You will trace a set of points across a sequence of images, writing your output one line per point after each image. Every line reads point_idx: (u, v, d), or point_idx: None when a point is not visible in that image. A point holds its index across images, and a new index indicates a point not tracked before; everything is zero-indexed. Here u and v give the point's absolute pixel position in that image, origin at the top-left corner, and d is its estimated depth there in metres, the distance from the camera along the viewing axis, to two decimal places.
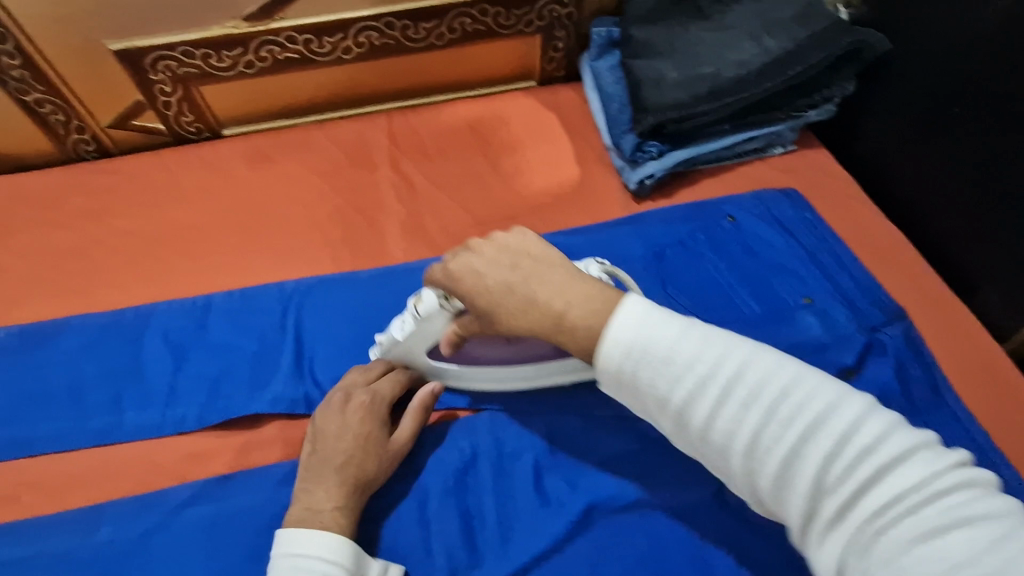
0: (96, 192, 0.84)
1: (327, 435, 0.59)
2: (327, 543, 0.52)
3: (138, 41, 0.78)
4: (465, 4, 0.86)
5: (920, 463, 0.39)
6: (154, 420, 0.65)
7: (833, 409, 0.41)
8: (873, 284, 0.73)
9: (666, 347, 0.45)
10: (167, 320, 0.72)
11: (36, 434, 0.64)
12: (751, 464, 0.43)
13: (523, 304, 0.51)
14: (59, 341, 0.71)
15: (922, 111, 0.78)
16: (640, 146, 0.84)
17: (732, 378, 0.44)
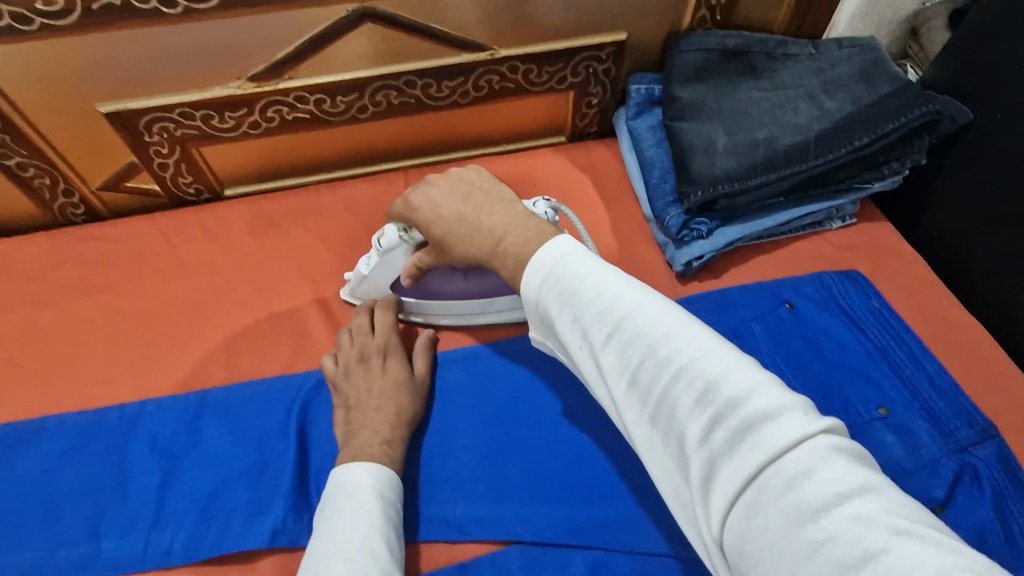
0: (83, 265, 0.76)
1: (356, 382, 0.63)
2: (374, 471, 0.55)
3: (132, 102, 0.71)
4: (495, 62, 0.77)
5: (794, 424, 0.35)
6: (136, 550, 0.57)
7: (713, 361, 0.39)
8: (959, 391, 0.64)
9: (566, 280, 0.45)
10: (157, 423, 0.64)
11: (2, 566, 0.56)
12: (628, 407, 0.41)
13: (462, 228, 0.54)
14: (35, 447, 0.63)
15: (1005, 197, 0.69)
16: (687, 223, 0.75)
17: (619, 319, 0.42)
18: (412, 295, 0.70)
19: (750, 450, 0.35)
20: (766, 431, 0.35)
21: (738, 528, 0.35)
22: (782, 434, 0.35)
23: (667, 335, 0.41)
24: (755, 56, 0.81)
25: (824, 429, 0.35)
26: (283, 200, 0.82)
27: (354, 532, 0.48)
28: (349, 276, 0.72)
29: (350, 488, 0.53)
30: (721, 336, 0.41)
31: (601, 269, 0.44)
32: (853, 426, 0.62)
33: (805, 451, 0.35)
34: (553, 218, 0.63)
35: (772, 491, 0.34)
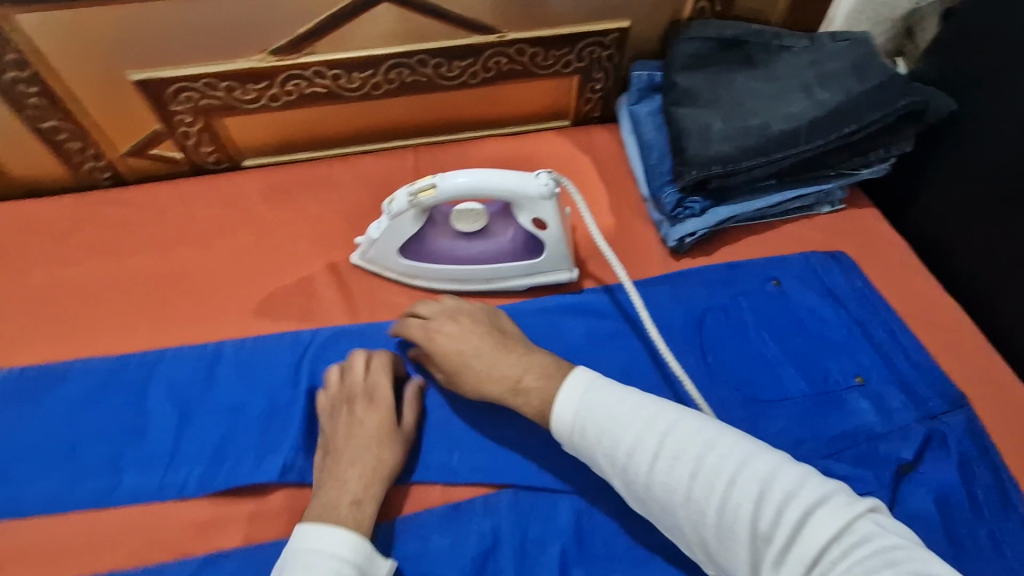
0: (108, 225, 0.80)
1: (337, 434, 0.61)
2: (339, 541, 0.52)
3: (160, 71, 0.75)
4: (503, 45, 0.81)
5: (837, 507, 0.44)
6: (154, 482, 0.61)
7: (752, 464, 0.48)
8: (934, 366, 0.67)
9: (603, 410, 0.54)
10: (174, 370, 0.68)
11: (29, 493, 0.60)
12: (694, 515, 0.48)
13: (482, 369, 0.61)
14: (61, 388, 0.67)
15: (987, 185, 0.73)
16: (681, 202, 0.79)
17: (663, 439, 0.51)
18: (418, 262, 0.73)
19: (812, 535, 0.43)
20: (820, 518, 0.44)
21: None
22: (832, 517, 0.43)
23: (706, 447, 0.50)
24: (752, 47, 0.85)
25: (861, 506, 0.44)
26: (298, 171, 0.86)
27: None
28: (358, 241, 0.76)
29: (310, 558, 0.50)
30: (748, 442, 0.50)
31: (633, 397, 0.54)
32: (831, 395, 0.66)
33: (852, 527, 0.43)
34: (554, 191, 0.66)
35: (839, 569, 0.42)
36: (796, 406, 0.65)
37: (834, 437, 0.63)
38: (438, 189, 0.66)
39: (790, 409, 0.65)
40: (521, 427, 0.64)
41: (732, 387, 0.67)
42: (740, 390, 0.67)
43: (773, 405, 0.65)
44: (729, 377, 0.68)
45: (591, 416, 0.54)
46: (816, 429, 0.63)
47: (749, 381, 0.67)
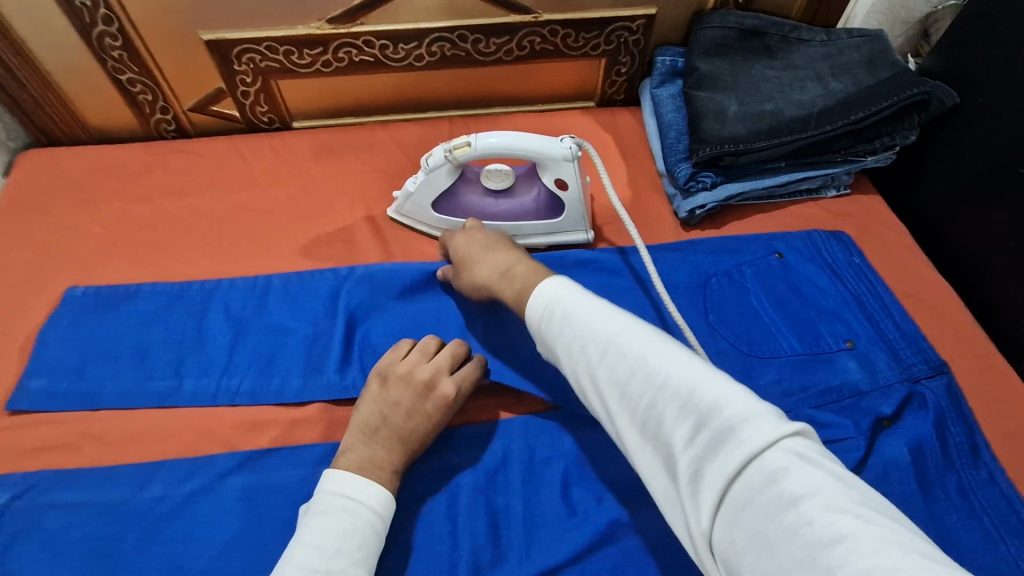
0: (172, 170, 0.89)
1: (399, 406, 0.62)
2: (371, 492, 0.56)
3: (229, 34, 0.84)
4: (537, 25, 0.88)
5: (766, 428, 0.41)
6: (210, 388, 0.69)
7: (690, 374, 0.46)
8: (921, 336, 0.73)
9: (568, 307, 0.56)
10: (230, 295, 0.76)
11: (104, 389, 0.69)
12: (624, 416, 0.49)
13: (483, 255, 0.70)
14: (129, 304, 0.75)
15: (983, 173, 0.78)
16: (694, 175, 0.85)
17: (612, 340, 0.51)
18: (448, 216, 0.82)
19: (729, 449, 0.41)
20: (742, 435, 0.41)
21: (724, 520, 0.41)
22: (752, 436, 0.41)
23: (649, 352, 0.49)
24: (771, 38, 0.91)
25: (794, 431, 0.41)
26: (344, 134, 0.94)
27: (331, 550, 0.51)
28: (395, 196, 0.84)
29: (333, 496, 0.55)
30: (698, 356, 0.49)
31: (595, 302, 0.55)
32: (821, 354, 0.72)
33: (780, 451, 0.41)
34: (576, 154, 0.75)
35: (751, 488, 0.40)
36: (788, 363, 0.71)
37: (821, 391, 0.68)
38: (472, 147, 0.74)
39: (783, 365, 0.71)
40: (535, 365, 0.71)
41: (731, 343, 0.73)
42: (739, 346, 0.72)
43: (767, 361, 0.71)
44: (729, 335, 0.74)
45: (556, 312, 0.56)
46: (804, 383, 0.69)
47: (748, 338, 0.73)
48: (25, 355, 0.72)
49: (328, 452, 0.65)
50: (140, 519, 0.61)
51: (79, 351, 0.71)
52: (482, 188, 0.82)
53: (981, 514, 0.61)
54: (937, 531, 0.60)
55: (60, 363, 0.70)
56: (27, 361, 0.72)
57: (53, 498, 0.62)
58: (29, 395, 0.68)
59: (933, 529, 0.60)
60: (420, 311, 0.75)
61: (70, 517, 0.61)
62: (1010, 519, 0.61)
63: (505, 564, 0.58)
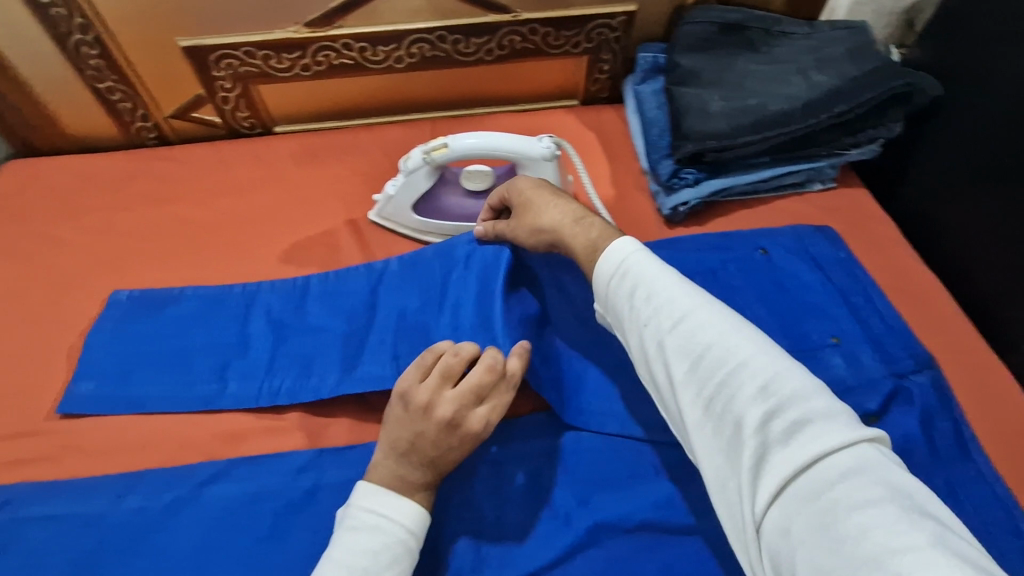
0: (153, 178, 0.89)
1: (425, 438, 0.56)
2: (405, 509, 0.54)
3: (205, 39, 0.83)
4: (517, 23, 0.88)
5: (843, 430, 0.43)
6: (253, 391, 0.68)
7: (769, 363, 0.47)
8: (907, 331, 0.73)
9: (641, 273, 0.56)
10: (272, 298, 0.76)
11: (149, 394, 0.68)
12: (688, 390, 0.49)
13: (550, 201, 0.68)
14: (171, 308, 0.75)
15: (969, 164, 0.77)
16: (677, 172, 0.85)
17: (689, 314, 0.51)
18: (430, 218, 0.81)
19: (807, 439, 0.43)
20: (822, 430, 0.43)
21: (783, 510, 0.42)
22: (828, 434, 0.43)
23: (726, 333, 0.50)
24: (753, 32, 0.90)
25: (870, 438, 0.43)
26: (325, 137, 0.93)
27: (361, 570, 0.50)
28: (377, 199, 0.84)
29: (365, 512, 0.54)
30: (775, 346, 0.50)
31: (669, 273, 0.55)
32: (807, 351, 0.71)
33: (853, 453, 0.42)
34: (554, 153, 0.76)
35: (820, 481, 0.42)
36: None
37: None
38: (449, 148, 0.75)
39: None
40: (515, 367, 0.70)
41: None
42: None
43: None
44: None
45: (627, 279, 0.56)
46: None
47: None
48: (33, 362, 0.72)
49: (308, 459, 0.64)
50: (119, 530, 0.60)
51: (124, 356, 0.71)
52: (464, 189, 0.81)
53: (969, 511, 0.60)
54: None
55: (107, 366, 0.70)
56: (76, 364, 0.71)
57: (32, 511, 0.61)
58: (79, 400, 0.68)
59: None
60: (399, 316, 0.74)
61: (49, 530, 0.60)
62: (998, 515, 0.60)
63: (486, 569, 0.58)
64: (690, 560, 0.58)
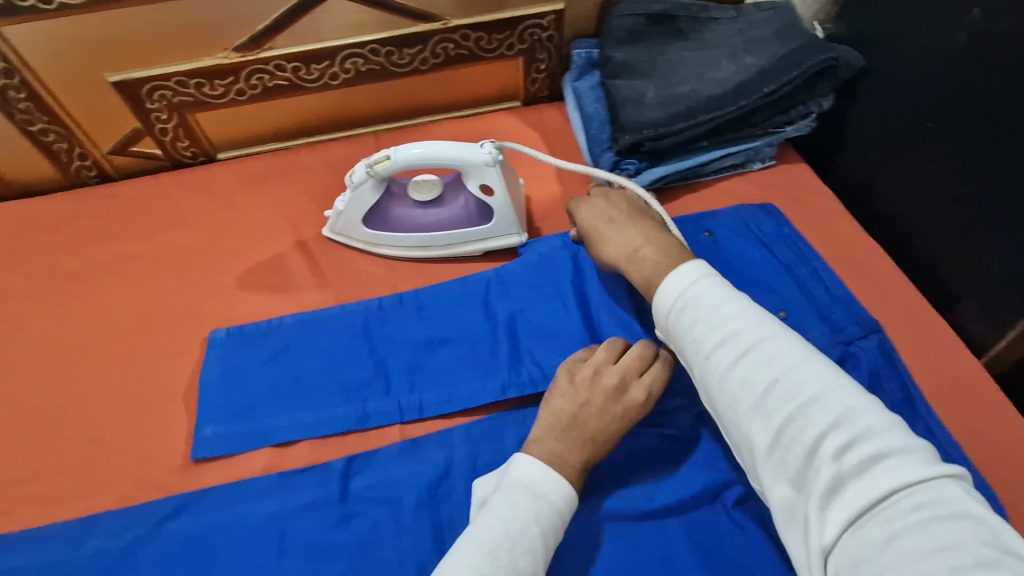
0: (96, 216, 0.88)
1: (591, 407, 0.59)
2: (559, 487, 0.55)
3: (135, 72, 0.83)
4: (447, 31, 0.88)
5: (919, 466, 0.44)
6: (392, 407, 0.68)
7: (840, 395, 0.48)
8: (851, 297, 0.74)
9: (705, 301, 0.56)
10: (378, 318, 0.75)
11: (278, 424, 0.68)
12: (757, 421, 0.51)
13: (608, 231, 0.70)
14: (277, 338, 0.74)
15: (897, 129, 0.79)
16: (618, 164, 0.86)
17: (758, 344, 0.52)
18: (380, 231, 0.81)
19: (882, 472, 0.44)
20: (897, 463, 0.44)
21: (855, 542, 0.43)
22: (902, 469, 0.44)
23: (795, 364, 0.51)
24: (681, 20, 0.92)
25: (948, 473, 0.44)
26: (268, 160, 0.93)
27: (512, 538, 0.51)
28: (328, 216, 0.83)
29: (520, 485, 0.55)
30: (845, 376, 0.51)
31: (735, 300, 0.56)
32: None
33: (929, 488, 0.43)
34: (497, 158, 0.75)
35: (898, 513, 0.42)
36: None
37: None
38: (392, 160, 0.75)
39: None
40: (470, 371, 0.70)
41: None
42: None
43: None
44: None
45: (690, 308, 0.57)
46: None
47: None
48: None
49: (267, 485, 0.64)
50: None
51: (242, 393, 0.70)
52: (412, 200, 0.81)
53: None
54: None
55: (227, 406, 0.69)
56: (195, 407, 0.70)
57: None
58: (208, 443, 0.67)
59: None
60: (354, 335, 0.74)
61: None
62: None
63: None
64: (653, 547, 0.59)
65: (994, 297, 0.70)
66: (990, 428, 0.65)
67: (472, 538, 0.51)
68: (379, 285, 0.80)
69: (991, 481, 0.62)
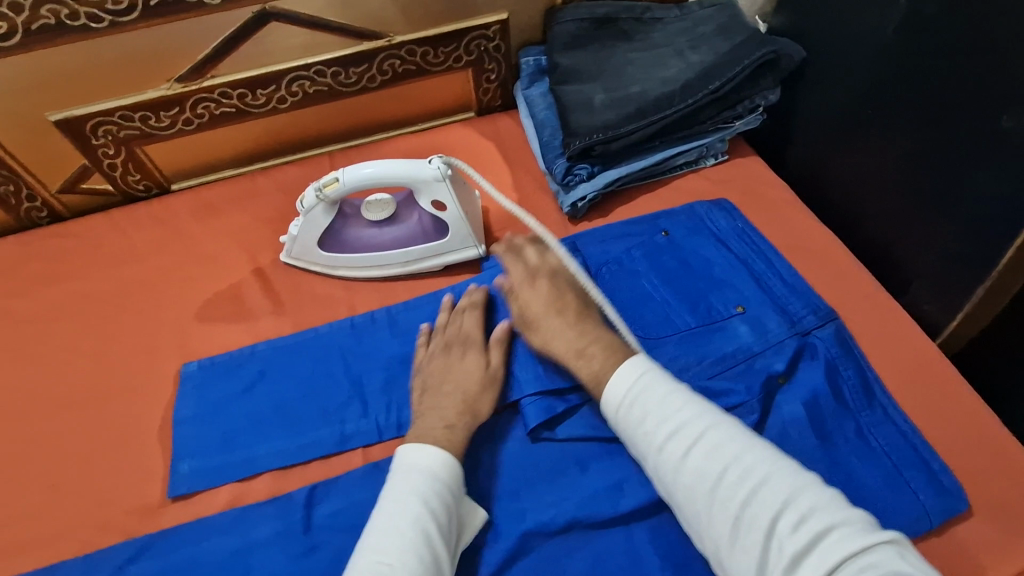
0: (48, 258, 0.86)
1: (432, 375, 0.68)
2: (431, 453, 0.59)
3: (77, 110, 0.82)
4: (392, 48, 0.88)
5: (865, 534, 0.45)
6: (372, 426, 0.68)
7: (783, 474, 0.51)
8: (807, 287, 0.74)
9: (650, 393, 0.58)
10: (352, 338, 0.75)
11: (257, 453, 0.67)
12: (713, 508, 0.51)
13: (552, 321, 0.68)
14: (250, 366, 0.73)
15: (841, 118, 0.80)
16: (570, 169, 0.85)
17: (703, 432, 0.55)
18: (337, 253, 0.80)
19: (833, 544, 0.45)
20: (844, 532, 0.46)
21: None
22: (849, 539, 0.45)
23: (738, 448, 0.53)
24: (625, 22, 0.92)
25: (893, 538, 0.45)
26: (222, 188, 0.92)
27: (403, 516, 0.54)
28: (285, 241, 0.82)
29: (408, 467, 0.58)
30: (786, 456, 0.53)
31: (676, 391, 0.58)
32: (712, 324, 0.72)
33: (878, 555, 0.44)
34: (446, 173, 0.74)
35: None
36: (682, 338, 0.72)
37: (714, 360, 0.69)
38: (341, 182, 0.74)
39: (676, 341, 0.71)
40: None
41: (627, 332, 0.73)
42: (635, 331, 0.73)
43: (662, 341, 0.72)
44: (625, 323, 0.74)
45: (637, 402, 0.58)
46: (698, 356, 0.70)
47: (642, 322, 0.73)
48: None
49: (229, 520, 0.63)
50: None
51: (218, 425, 0.69)
52: (366, 219, 0.81)
53: (880, 453, 0.62)
54: (840, 480, 0.61)
55: (202, 441, 0.68)
56: (170, 445, 0.69)
57: None
58: (185, 479, 0.66)
59: (833, 473, 0.61)
60: (315, 360, 0.73)
61: None
62: (905, 451, 0.62)
63: None
64: (619, 554, 0.59)
65: (944, 278, 0.71)
66: (948, 408, 0.66)
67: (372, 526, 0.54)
68: (338, 307, 0.80)
69: (948, 459, 0.63)
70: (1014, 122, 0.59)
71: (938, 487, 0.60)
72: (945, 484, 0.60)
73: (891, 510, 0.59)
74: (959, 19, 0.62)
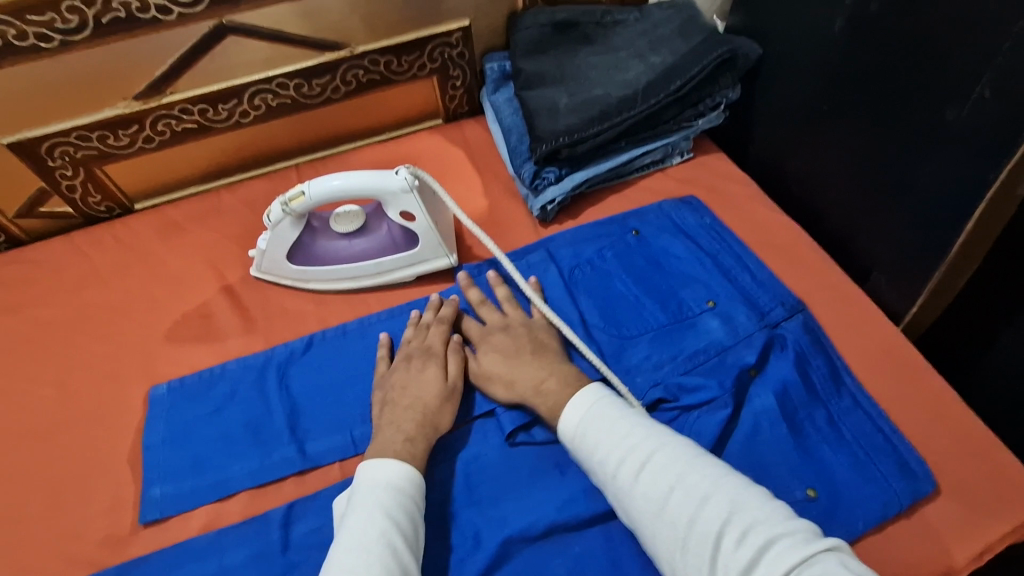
0: (8, 284, 0.84)
1: (395, 387, 0.67)
2: (394, 468, 0.58)
3: (29, 132, 0.80)
4: (355, 58, 0.88)
5: (806, 546, 0.46)
6: (348, 440, 0.67)
7: (728, 490, 0.51)
8: (774, 280, 0.76)
9: (600, 421, 0.59)
10: (325, 353, 0.74)
11: (230, 474, 0.66)
12: (665, 532, 0.52)
13: (508, 360, 0.68)
14: (221, 386, 0.72)
15: (798, 113, 0.81)
16: (538, 173, 0.86)
17: (651, 455, 0.55)
18: (307, 267, 0.79)
19: (773, 558, 0.46)
20: (787, 543, 0.46)
21: None
22: (790, 551, 0.45)
23: (684, 468, 0.54)
24: (585, 26, 0.93)
25: (834, 546, 0.46)
26: (187, 206, 0.90)
27: (372, 530, 0.53)
28: (254, 256, 0.81)
29: (374, 482, 0.57)
30: (733, 471, 0.54)
31: (625, 417, 0.59)
32: (684, 320, 0.73)
33: (817, 566, 0.44)
34: (413, 184, 0.73)
35: None
36: (654, 335, 0.72)
37: (688, 356, 0.70)
38: (307, 196, 0.73)
39: (649, 339, 0.72)
40: None
41: (601, 332, 0.73)
42: (609, 331, 0.73)
43: (635, 340, 0.72)
44: (598, 323, 0.74)
45: (589, 430, 0.59)
46: (672, 352, 0.71)
47: (615, 322, 0.74)
48: None
49: (203, 545, 0.61)
50: None
51: (190, 448, 0.68)
52: (335, 231, 0.80)
53: (850, 440, 0.63)
54: (812, 468, 0.62)
55: (174, 464, 0.67)
56: (141, 470, 0.68)
57: None
58: (157, 504, 0.64)
59: (806, 464, 0.62)
60: (287, 377, 0.72)
61: None
62: (873, 437, 0.63)
63: None
64: (600, 555, 0.59)
65: (903, 265, 0.73)
66: (913, 393, 0.67)
67: (343, 543, 0.53)
68: (309, 321, 0.79)
69: (915, 443, 0.64)
70: (956, 114, 0.61)
71: (906, 470, 0.61)
72: (912, 467, 0.61)
73: (863, 494, 0.60)
74: (900, 17, 0.64)
